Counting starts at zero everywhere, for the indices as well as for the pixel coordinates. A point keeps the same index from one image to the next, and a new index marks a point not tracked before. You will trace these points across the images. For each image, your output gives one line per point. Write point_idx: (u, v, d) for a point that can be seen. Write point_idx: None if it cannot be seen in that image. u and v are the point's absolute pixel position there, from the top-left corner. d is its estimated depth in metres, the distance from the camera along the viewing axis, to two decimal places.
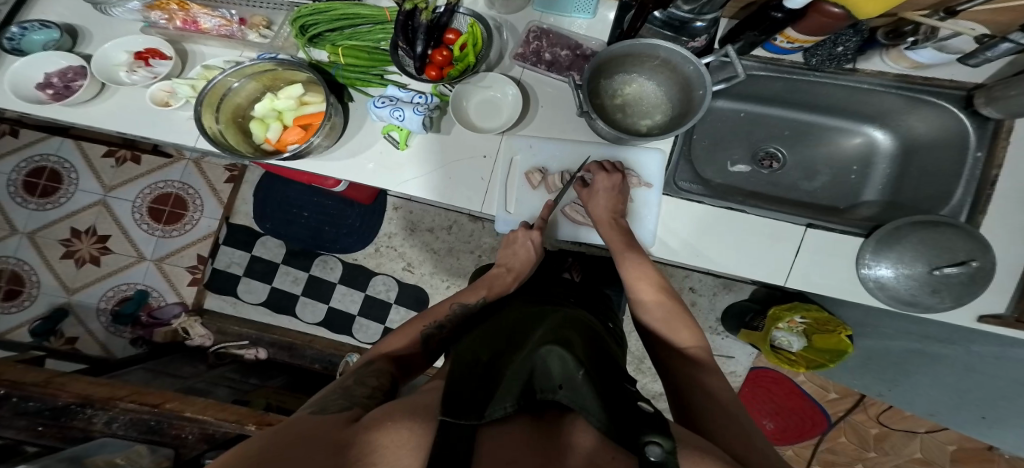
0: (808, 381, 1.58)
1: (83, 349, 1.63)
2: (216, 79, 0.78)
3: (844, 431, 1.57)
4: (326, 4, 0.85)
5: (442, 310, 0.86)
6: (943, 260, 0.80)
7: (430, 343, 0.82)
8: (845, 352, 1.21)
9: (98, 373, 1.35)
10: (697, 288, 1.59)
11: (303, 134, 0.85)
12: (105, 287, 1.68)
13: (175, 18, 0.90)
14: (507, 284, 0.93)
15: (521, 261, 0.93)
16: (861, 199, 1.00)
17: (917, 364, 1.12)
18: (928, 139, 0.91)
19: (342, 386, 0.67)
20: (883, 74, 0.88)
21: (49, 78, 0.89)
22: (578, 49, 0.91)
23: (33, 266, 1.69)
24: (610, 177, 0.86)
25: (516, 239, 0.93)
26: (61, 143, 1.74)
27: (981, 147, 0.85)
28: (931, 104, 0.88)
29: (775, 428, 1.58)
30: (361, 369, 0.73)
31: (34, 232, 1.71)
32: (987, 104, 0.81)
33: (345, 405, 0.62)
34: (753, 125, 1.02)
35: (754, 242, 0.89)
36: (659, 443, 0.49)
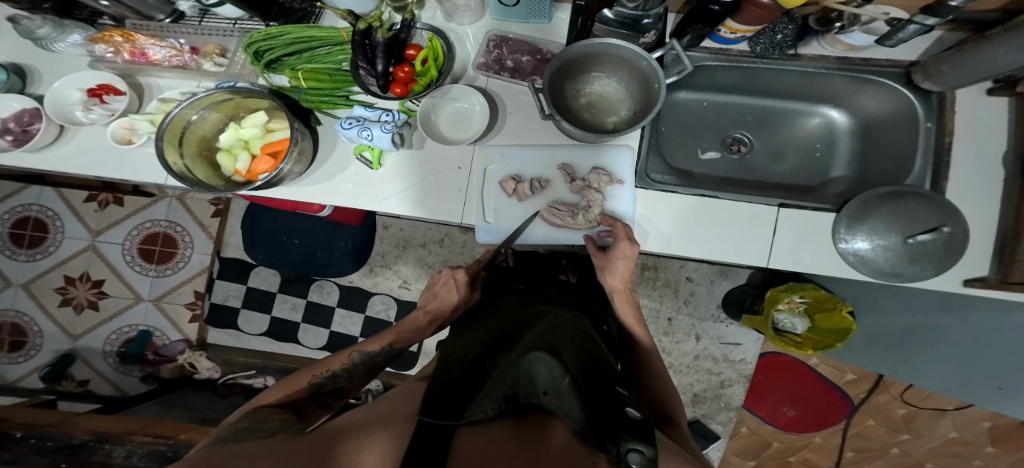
0: (823, 364, 1.57)
1: (96, 389, 1.65)
2: (172, 113, 0.79)
3: (869, 414, 1.56)
4: (279, 28, 0.85)
5: (337, 361, 0.84)
6: (915, 228, 0.81)
7: (321, 394, 0.79)
8: (849, 331, 1.21)
9: (111, 411, 1.40)
10: (693, 277, 1.59)
11: (273, 162, 0.85)
12: (108, 329, 1.69)
13: (122, 51, 0.91)
14: (421, 330, 0.92)
15: (440, 304, 0.94)
16: (831, 175, 1.00)
17: (925, 339, 1.12)
18: (881, 117, 0.93)
19: (242, 426, 0.65)
20: (824, 59, 0.89)
21: (4, 124, 0.89)
22: (538, 53, 0.92)
23: (32, 315, 1.70)
24: (632, 247, 0.84)
25: (441, 278, 0.96)
26: (42, 190, 1.74)
27: (931, 118, 0.86)
28: (875, 81, 0.89)
29: (796, 416, 1.58)
30: (252, 413, 0.70)
31: (28, 282, 1.71)
32: (925, 79, 0.83)
33: (261, 435, 0.62)
34: (717, 114, 1.03)
35: (733, 228, 0.89)
36: (641, 450, 0.52)
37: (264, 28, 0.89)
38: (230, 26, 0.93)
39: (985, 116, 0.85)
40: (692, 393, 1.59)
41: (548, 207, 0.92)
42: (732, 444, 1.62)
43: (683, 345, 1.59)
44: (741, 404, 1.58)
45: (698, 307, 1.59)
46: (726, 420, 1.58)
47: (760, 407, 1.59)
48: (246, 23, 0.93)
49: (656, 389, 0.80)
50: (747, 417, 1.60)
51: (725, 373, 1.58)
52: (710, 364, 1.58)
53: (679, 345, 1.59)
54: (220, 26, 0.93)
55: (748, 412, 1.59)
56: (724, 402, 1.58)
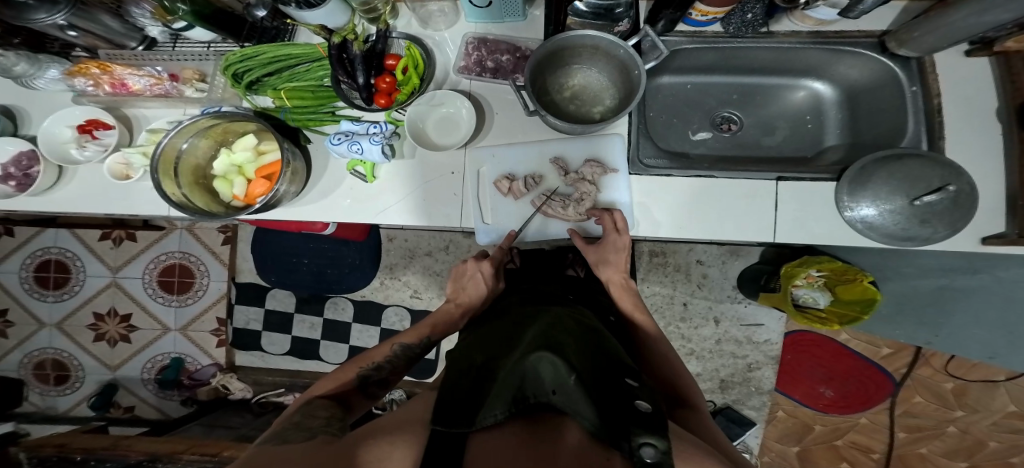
0: (854, 340, 1.53)
1: (142, 414, 1.73)
2: (163, 143, 0.80)
3: (915, 390, 1.50)
4: (253, 49, 0.85)
5: (378, 353, 0.84)
6: (920, 189, 0.79)
7: (367, 384, 0.80)
8: (874, 300, 1.17)
9: (160, 432, 1.48)
10: (704, 260, 1.56)
11: (268, 184, 0.86)
12: (143, 359, 1.75)
13: (102, 82, 0.93)
14: (455, 319, 0.92)
15: (470, 296, 0.95)
16: (824, 145, 0.99)
17: (953, 303, 1.10)
18: (865, 84, 0.92)
19: (292, 422, 0.66)
20: (796, 34, 0.89)
21: (6, 169, 0.92)
22: (517, 51, 0.92)
23: (70, 352, 1.77)
24: (621, 238, 0.87)
25: (467, 270, 0.96)
26: (57, 233, 1.77)
27: (915, 82, 0.85)
28: (851, 52, 0.89)
29: (834, 396, 1.54)
30: (304, 408, 0.71)
31: (60, 322, 1.77)
32: (900, 46, 0.83)
33: (308, 435, 0.62)
34: (703, 95, 1.01)
35: (734, 206, 0.87)
36: (654, 443, 0.51)
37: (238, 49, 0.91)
38: (206, 50, 0.95)
39: (987, 73, 0.84)
40: (719, 378, 1.57)
41: (542, 194, 0.93)
42: (771, 429, 1.58)
43: (703, 330, 1.57)
44: (773, 387, 1.55)
45: (713, 290, 1.56)
46: (759, 405, 1.56)
47: (795, 389, 1.55)
48: (220, 44, 0.95)
49: (671, 372, 0.80)
50: (782, 400, 1.56)
51: (750, 355, 1.55)
52: (734, 348, 1.56)
53: (698, 330, 1.57)
54: (196, 51, 0.95)
55: (782, 396, 1.56)
56: (755, 386, 1.56)
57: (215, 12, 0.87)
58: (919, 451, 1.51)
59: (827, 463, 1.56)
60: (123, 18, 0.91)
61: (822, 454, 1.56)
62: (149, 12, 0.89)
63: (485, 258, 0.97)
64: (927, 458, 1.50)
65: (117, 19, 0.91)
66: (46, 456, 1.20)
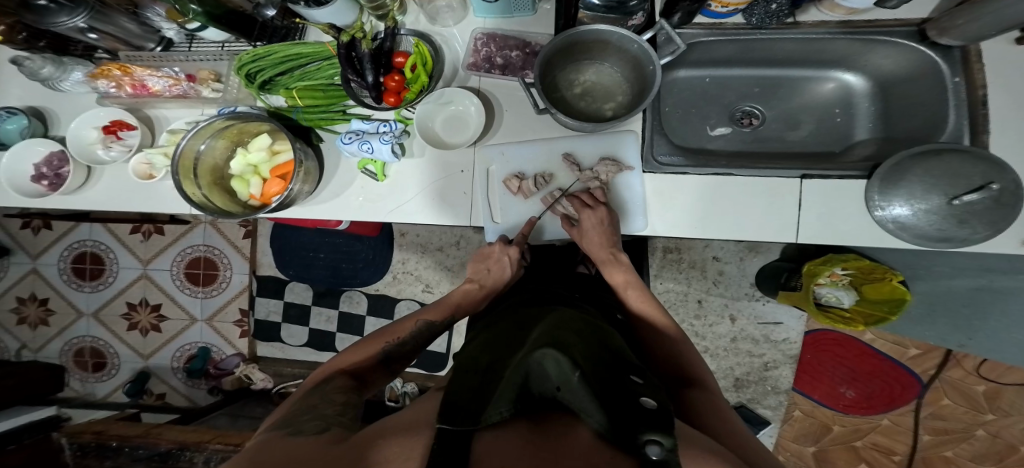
0: (879, 339, 1.47)
1: (171, 402, 1.80)
2: (182, 145, 0.81)
3: (945, 391, 1.43)
4: (265, 48, 0.86)
5: (403, 328, 0.85)
6: (960, 188, 0.74)
7: (389, 360, 0.81)
8: (904, 301, 1.13)
9: (187, 421, 1.54)
10: (720, 256, 1.52)
11: (283, 183, 0.87)
12: (172, 348, 1.82)
13: (123, 84, 0.94)
14: (477, 300, 0.93)
15: (494, 278, 0.94)
16: (854, 140, 0.94)
17: (991, 305, 1.04)
18: (901, 74, 0.87)
19: (309, 407, 0.67)
20: (826, 24, 0.84)
21: (37, 169, 0.95)
22: (526, 47, 0.91)
23: (106, 340, 1.85)
24: (595, 214, 0.87)
25: (493, 253, 0.93)
26: (91, 227, 1.85)
27: (957, 73, 0.80)
28: (885, 42, 0.84)
29: (856, 397, 1.49)
30: (322, 387, 0.72)
31: (96, 311, 1.86)
32: (942, 35, 0.77)
33: (321, 426, 0.62)
34: (722, 88, 0.98)
35: (751, 205, 0.84)
36: (660, 441, 0.51)
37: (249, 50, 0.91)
38: (219, 50, 0.96)
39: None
40: (733, 377, 1.54)
41: (553, 192, 0.92)
42: (787, 429, 1.54)
43: (718, 328, 1.53)
44: (790, 387, 1.51)
45: (729, 286, 1.52)
46: (775, 404, 1.52)
47: (815, 389, 1.50)
48: (234, 45, 0.96)
49: (681, 360, 0.79)
50: (800, 400, 1.52)
51: (767, 354, 1.51)
52: (750, 346, 1.52)
53: (713, 328, 1.53)
54: (210, 51, 0.96)
55: (800, 395, 1.52)
56: (771, 385, 1.52)
57: (227, 13, 0.87)
58: (944, 454, 1.44)
59: (845, 464, 1.52)
60: (141, 21, 0.94)
61: (841, 455, 1.52)
62: (162, 14, 0.91)
63: (513, 241, 0.93)
64: (954, 461, 1.43)
65: (134, 21, 0.93)
66: (87, 442, 1.28)
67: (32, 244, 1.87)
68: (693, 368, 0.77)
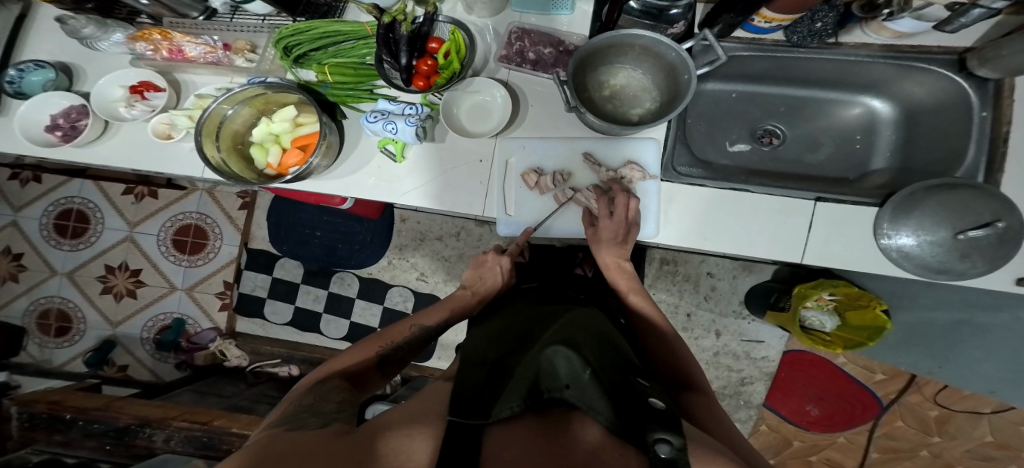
0: (850, 363, 1.51)
1: (134, 375, 1.75)
2: (209, 108, 0.81)
3: (900, 414, 1.49)
4: (306, 23, 0.85)
5: (399, 332, 0.86)
6: (966, 223, 0.77)
7: (385, 363, 0.82)
8: (883, 328, 1.16)
9: (151, 396, 1.49)
10: (715, 272, 1.55)
11: (302, 155, 0.86)
12: (145, 317, 1.78)
13: (160, 49, 0.93)
14: (470, 305, 0.94)
15: (488, 285, 0.97)
16: (870, 168, 0.98)
17: (968, 339, 1.08)
18: (930, 104, 0.90)
19: (305, 405, 0.66)
20: (869, 46, 0.86)
21: (55, 120, 0.93)
22: (560, 45, 0.91)
23: (77, 303, 1.79)
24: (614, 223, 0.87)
25: (487, 261, 0.99)
26: (82, 184, 1.80)
27: (986, 107, 0.82)
28: (923, 70, 0.86)
29: (821, 414, 1.53)
30: (318, 387, 0.71)
31: (72, 271, 1.80)
32: (981, 65, 0.79)
33: (322, 421, 0.61)
34: (748, 104, 1.01)
35: (765, 222, 0.86)
36: (669, 440, 0.51)
37: (292, 23, 0.89)
38: (259, 22, 0.94)
39: None
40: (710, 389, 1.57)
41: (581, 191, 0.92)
42: (753, 441, 1.58)
43: (702, 341, 1.56)
44: (762, 402, 1.55)
45: (719, 302, 1.55)
46: (745, 418, 1.56)
47: (783, 405, 1.54)
48: (276, 19, 0.95)
49: (681, 368, 0.81)
50: (768, 414, 1.56)
51: (745, 370, 1.55)
52: (730, 361, 1.55)
53: (698, 341, 1.56)
54: (250, 23, 0.94)
55: (769, 410, 1.55)
56: (744, 400, 1.55)
57: None
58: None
59: None
60: None
61: None
62: None
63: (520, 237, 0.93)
64: None
65: None
66: (38, 413, 1.19)
67: (17, 195, 1.80)
68: (689, 376, 0.79)
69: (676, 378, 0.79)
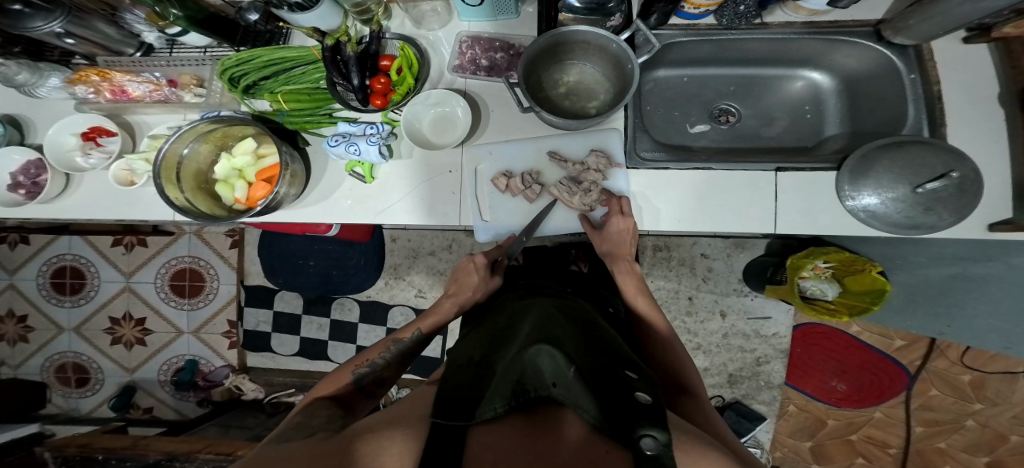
0: (866, 332, 1.50)
1: (161, 415, 1.76)
2: (164, 149, 0.81)
3: (932, 382, 1.46)
4: (249, 53, 0.87)
5: (374, 351, 0.85)
6: (924, 176, 0.77)
7: (364, 384, 0.79)
8: (884, 291, 1.15)
9: (177, 433, 1.52)
10: (709, 253, 1.55)
11: (269, 186, 0.87)
12: (159, 361, 1.79)
13: (102, 89, 0.94)
14: (448, 311, 0.91)
15: (467, 288, 0.93)
16: (824, 135, 0.99)
17: (962, 291, 1.08)
18: (863, 72, 0.92)
19: (295, 422, 0.67)
20: (791, 24, 0.89)
21: (15, 177, 0.93)
22: (511, 49, 0.93)
23: (89, 355, 1.81)
24: (625, 219, 0.86)
25: (469, 264, 0.95)
26: (71, 240, 1.81)
27: (913, 70, 0.85)
28: (846, 42, 0.89)
29: (848, 390, 1.51)
30: (306, 409, 0.72)
31: (78, 326, 1.81)
32: (896, 34, 0.83)
33: (309, 432, 0.63)
34: (700, 87, 1.02)
35: (730, 197, 0.87)
36: (654, 435, 0.51)
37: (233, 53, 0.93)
38: (201, 55, 0.97)
39: (976, 67, 0.83)
40: (727, 373, 1.55)
41: (558, 186, 0.92)
42: (783, 424, 1.56)
43: (709, 324, 1.55)
44: (783, 381, 1.53)
45: (718, 283, 1.55)
46: (770, 399, 1.54)
47: (805, 382, 1.53)
48: (216, 49, 0.97)
49: (671, 356, 0.80)
50: (793, 395, 1.54)
51: (759, 349, 1.54)
52: (741, 342, 1.54)
53: (705, 324, 1.56)
54: (192, 56, 0.97)
55: (793, 390, 1.54)
56: (764, 380, 1.54)
57: (209, 17, 0.88)
58: (938, 445, 1.46)
59: (843, 459, 1.53)
60: (118, 24, 0.93)
61: (835, 449, 1.54)
62: (141, 18, 0.91)
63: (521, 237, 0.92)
64: (947, 453, 1.45)
65: (112, 26, 0.92)
66: (70, 455, 1.23)
67: (10, 259, 1.82)
68: (676, 361, 0.79)
69: (665, 372, 0.78)
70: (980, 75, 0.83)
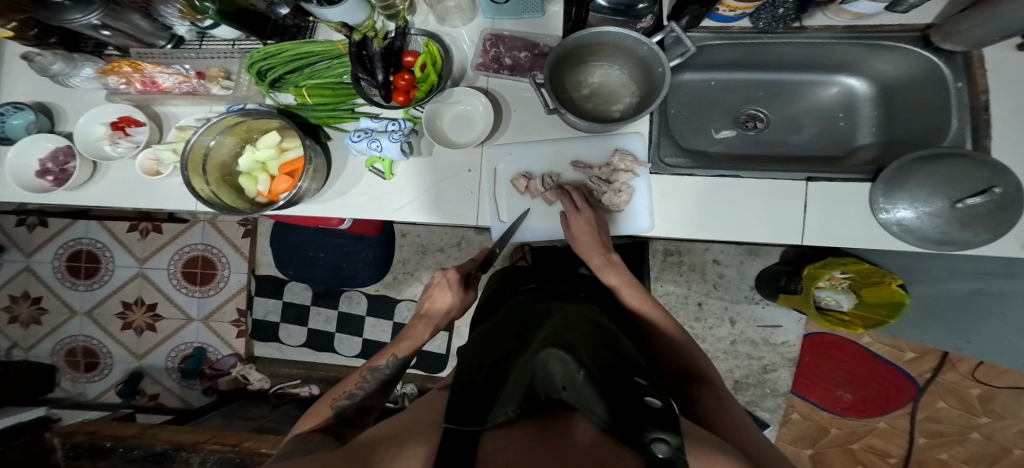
0: (876, 343, 1.48)
1: (166, 403, 1.77)
2: (192, 140, 0.81)
3: (939, 394, 1.44)
4: (276, 46, 0.86)
5: (352, 379, 0.84)
6: (962, 192, 0.76)
7: (347, 416, 0.78)
8: (902, 303, 1.13)
9: (182, 423, 1.53)
10: (721, 259, 1.54)
11: (292, 181, 0.87)
12: (168, 348, 1.81)
13: (134, 81, 0.95)
14: (423, 333, 0.92)
15: (439, 305, 0.95)
16: (856, 144, 0.97)
17: (983, 307, 1.06)
18: (902, 79, 0.90)
19: (289, 449, 0.67)
20: (832, 28, 0.87)
21: (43, 164, 0.95)
22: (535, 48, 0.92)
23: (99, 340, 1.83)
24: (581, 215, 0.87)
25: (437, 282, 0.97)
26: (87, 225, 1.83)
27: (960, 78, 0.83)
28: (889, 47, 0.87)
29: (855, 398, 1.49)
30: (295, 440, 0.71)
31: (91, 310, 1.84)
32: (945, 40, 0.81)
33: (302, 455, 0.64)
34: (726, 91, 1.00)
35: (758, 206, 0.85)
36: (666, 439, 0.49)
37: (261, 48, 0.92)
38: (230, 49, 0.96)
39: (1007, 81, 0.81)
40: (732, 379, 1.54)
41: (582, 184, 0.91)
42: (784, 431, 1.53)
43: (718, 331, 1.54)
44: (789, 389, 1.51)
45: (729, 290, 1.54)
46: (773, 406, 1.52)
47: (811, 391, 1.51)
48: (245, 44, 0.97)
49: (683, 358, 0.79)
50: (797, 402, 1.52)
51: (767, 357, 1.52)
52: (749, 349, 1.53)
53: (713, 330, 1.54)
54: (221, 50, 0.96)
55: (798, 398, 1.52)
56: (770, 388, 1.52)
57: (238, 12, 0.88)
58: (939, 456, 1.44)
59: None
60: (153, 17, 0.93)
61: (837, 457, 1.51)
62: (176, 12, 0.90)
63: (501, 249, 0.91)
64: (948, 463, 1.43)
65: (147, 18, 0.93)
66: (79, 442, 1.25)
67: (26, 241, 1.84)
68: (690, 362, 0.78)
69: (685, 383, 0.74)
70: (1012, 88, 0.81)
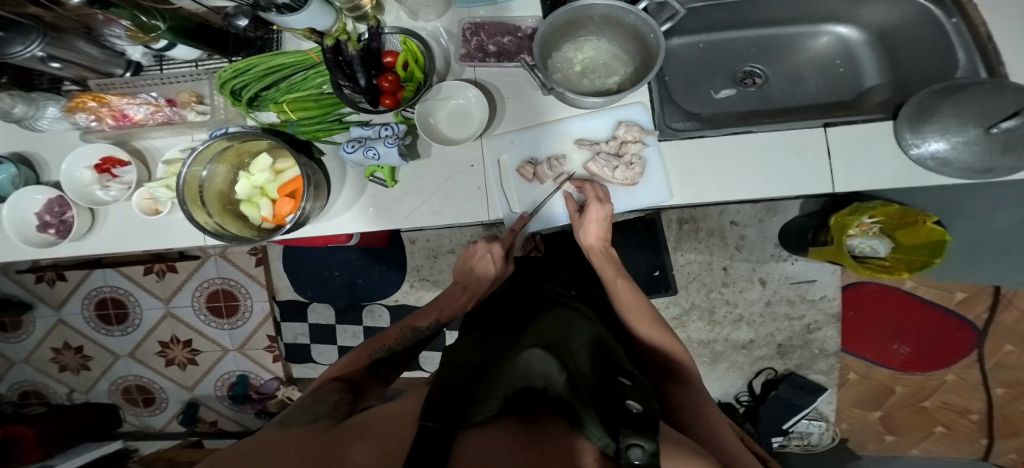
0: (924, 288, 1.40)
1: (226, 427, 1.85)
2: (183, 173, 0.79)
3: (1004, 338, 1.34)
4: (246, 62, 0.83)
5: (390, 336, 0.83)
6: (995, 117, 0.70)
7: (378, 368, 0.76)
8: (943, 241, 1.05)
9: None
10: (739, 220, 1.46)
11: (294, 202, 0.84)
12: (212, 378, 1.84)
13: (104, 116, 0.92)
14: (463, 304, 0.91)
15: (480, 275, 0.93)
16: (864, 87, 0.93)
17: None
18: (893, 25, 0.88)
19: (303, 404, 0.63)
20: None
21: (41, 217, 0.93)
22: (518, 31, 0.88)
23: (150, 377, 1.87)
24: (603, 208, 0.83)
25: (477, 252, 0.94)
26: (104, 272, 1.82)
27: (953, 14, 0.79)
28: None
29: (911, 353, 1.43)
30: (316, 390, 0.68)
31: (133, 351, 1.86)
32: None
33: (312, 418, 0.58)
34: (717, 53, 0.95)
35: (777, 161, 0.80)
36: (641, 444, 0.41)
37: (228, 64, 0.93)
38: (195, 70, 0.94)
39: None
40: (775, 343, 1.49)
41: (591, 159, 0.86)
42: (844, 394, 1.50)
43: (749, 293, 1.49)
44: (839, 347, 1.47)
45: (754, 250, 1.47)
46: (826, 368, 1.48)
47: (864, 348, 1.46)
48: (208, 62, 0.96)
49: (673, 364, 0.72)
50: (851, 361, 1.47)
51: (808, 315, 1.46)
52: (787, 309, 1.47)
53: (744, 294, 1.49)
54: (185, 72, 0.94)
55: (851, 357, 1.47)
56: (818, 348, 1.47)
57: (196, 27, 0.88)
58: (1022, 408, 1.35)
59: (915, 429, 1.47)
60: (102, 43, 0.92)
61: (907, 418, 1.47)
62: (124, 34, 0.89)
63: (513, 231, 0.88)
64: None
65: (95, 45, 0.91)
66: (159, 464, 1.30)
67: (51, 295, 1.85)
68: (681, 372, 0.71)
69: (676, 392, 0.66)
70: None
